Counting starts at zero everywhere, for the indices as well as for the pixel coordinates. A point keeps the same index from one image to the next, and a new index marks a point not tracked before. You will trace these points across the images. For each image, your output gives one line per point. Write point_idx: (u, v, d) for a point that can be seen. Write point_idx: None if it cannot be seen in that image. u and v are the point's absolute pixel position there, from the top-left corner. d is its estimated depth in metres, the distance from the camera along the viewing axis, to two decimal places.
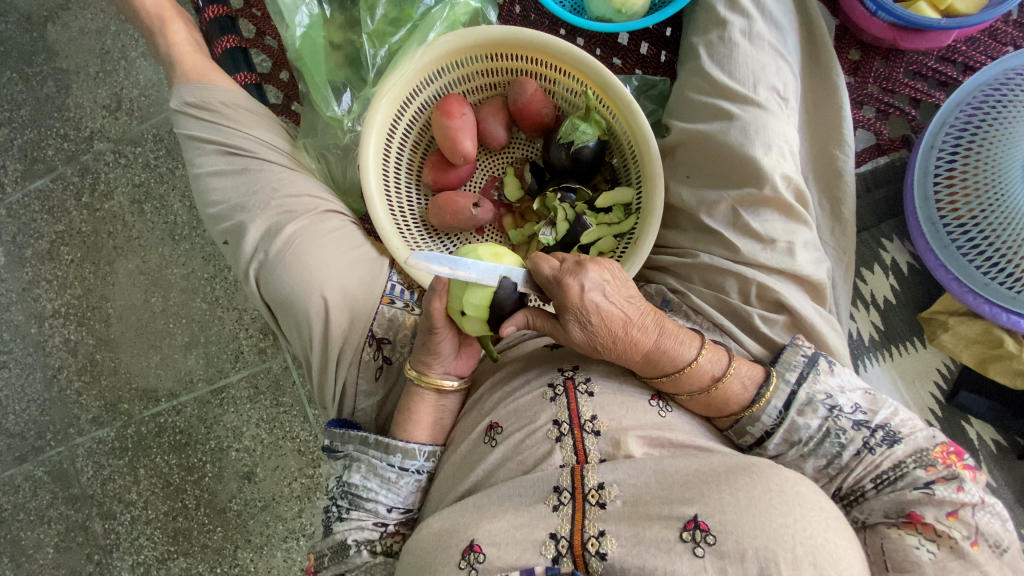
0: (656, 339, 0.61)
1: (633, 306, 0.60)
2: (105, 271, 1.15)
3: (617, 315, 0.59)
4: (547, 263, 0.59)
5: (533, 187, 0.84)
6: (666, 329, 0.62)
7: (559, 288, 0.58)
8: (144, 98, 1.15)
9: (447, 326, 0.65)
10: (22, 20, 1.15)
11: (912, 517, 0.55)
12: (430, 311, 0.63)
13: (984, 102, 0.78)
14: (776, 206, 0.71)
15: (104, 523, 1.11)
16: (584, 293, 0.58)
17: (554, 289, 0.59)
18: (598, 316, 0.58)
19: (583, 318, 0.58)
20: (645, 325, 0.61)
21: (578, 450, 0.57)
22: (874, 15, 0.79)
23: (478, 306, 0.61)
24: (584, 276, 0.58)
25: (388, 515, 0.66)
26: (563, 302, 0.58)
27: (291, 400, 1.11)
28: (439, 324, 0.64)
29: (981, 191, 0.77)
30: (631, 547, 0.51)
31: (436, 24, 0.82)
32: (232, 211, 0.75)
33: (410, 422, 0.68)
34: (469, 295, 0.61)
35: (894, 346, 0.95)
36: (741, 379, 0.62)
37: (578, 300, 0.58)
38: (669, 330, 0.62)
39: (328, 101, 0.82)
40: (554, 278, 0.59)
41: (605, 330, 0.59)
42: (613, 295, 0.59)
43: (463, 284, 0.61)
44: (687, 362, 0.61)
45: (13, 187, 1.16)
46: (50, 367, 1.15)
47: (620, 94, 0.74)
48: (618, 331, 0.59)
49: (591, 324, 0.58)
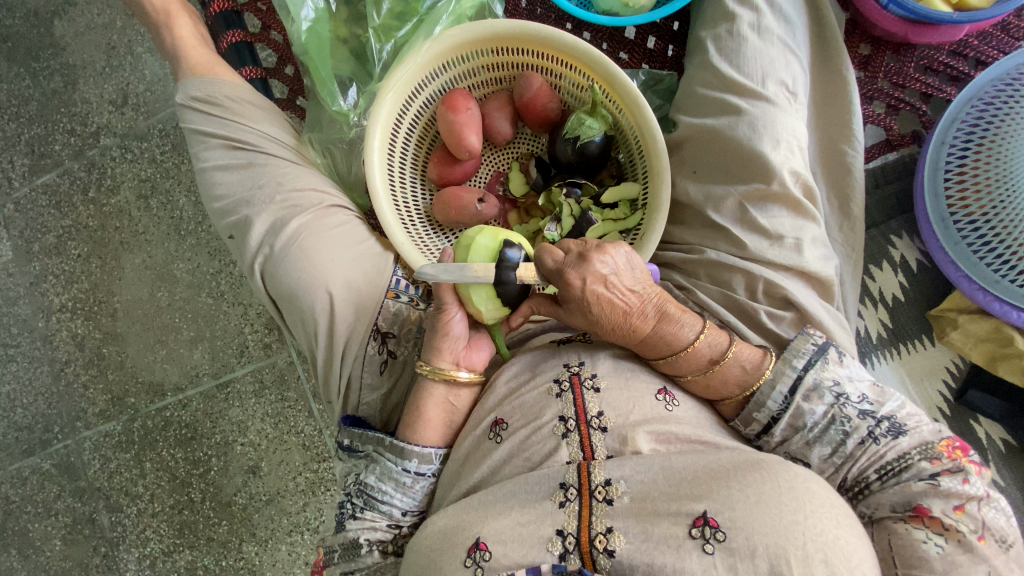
0: (654, 325, 0.62)
1: (635, 296, 0.62)
2: (112, 265, 1.16)
3: (617, 304, 0.61)
4: (550, 255, 0.61)
5: (538, 182, 0.84)
6: (667, 314, 0.63)
7: (561, 280, 0.61)
8: (149, 93, 1.15)
9: (456, 303, 0.66)
10: (29, 15, 1.16)
11: (918, 510, 0.54)
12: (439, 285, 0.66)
13: (996, 98, 0.77)
14: (785, 202, 0.71)
15: (111, 515, 1.11)
16: (583, 286, 0.60)
17: (555, 280, 0.61)
18: (598, 306, 0.61)
19: (582, 308, 0.61)
20: (645, 312, 0.62)
21: (584, 447, 0.57)
22: (885, 9, 0.78)
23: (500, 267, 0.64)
24: (585, 270, 0.60)
25: (402, 518, 0.66)
26: (565, 294, 0.61)
27: (296, 394, 1.12)
28: (447, 300, 0.66)
29: (992, 187, 0.76)
30: (639, 543, 0.50)
31: (442, 18, 0.82)
32: (238, 205, 0.75)
33: (420, 421, 0.67)
34: (471, 257, 0.64)
35: (903, 344, 0.95)
36: (741, 363, 0.63)
37: (579, 293, 0.60)
38: (671, 315, 0.63)
39: (334, 95, 0.82)
40: (556, 271, 0.61)
41: (602, 319, 0.61)
42: (615, 286, 0.61)
43: (466, 249, 0.65)
44: (686, 343, 0.63)
45: (21, 182, 1.17)
46: (58, 361, 1.15)
47: (627, 88, 0.74)
48: (616, 319, 0.61)
49: (591, 312, 0.61)
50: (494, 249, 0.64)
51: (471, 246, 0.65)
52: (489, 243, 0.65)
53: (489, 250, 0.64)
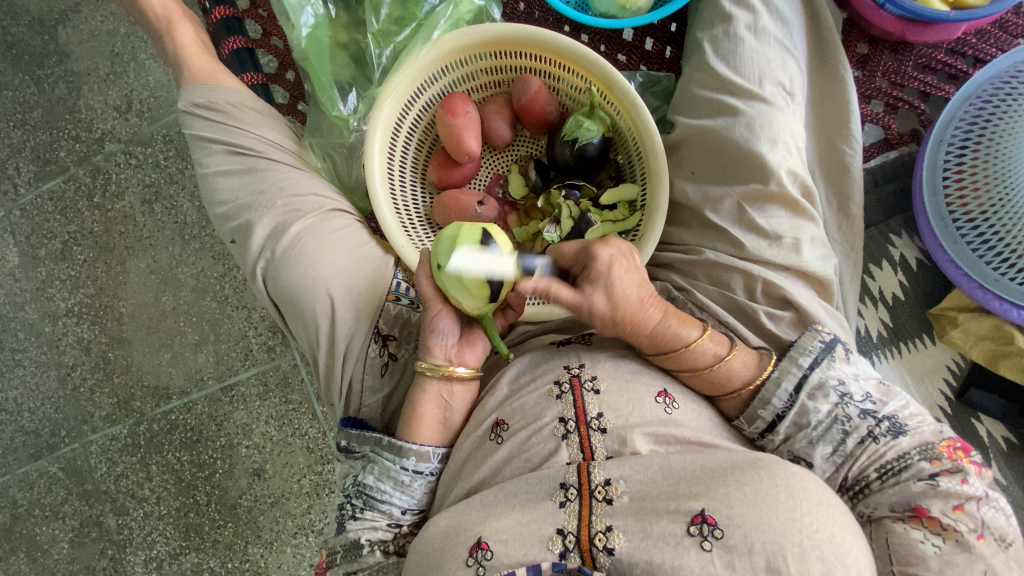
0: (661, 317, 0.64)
1: (647, 286, 0.65)
2: (117, 270, 1.17)
3: (635, 285, 0.64)
4: (572, 244, 0.67)
5: (538, 184, 0.85)
6: (672, 311, 0.65)
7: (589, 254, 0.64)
8: (153, 99, 1.16)
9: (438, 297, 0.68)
10: (34, 23, 1.17)
11: (917, 510, 0.54)
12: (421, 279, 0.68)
13: (995, 95, 0.77)
14: (783, 202, 0.71)
15: (118, 518, 1.12)
16: (610, 258, 0.64)
17: (583, 257, 0.65)
18: (619, 283, 0.63)
19: (606, 283, 0.63)
20: (655, 302, 0.65)
21: (584, 447, 0.57)
22: (882, 8, 0.78)
23: (470, 255, 0.63)
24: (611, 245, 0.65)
25: (401, 516, 0.67)
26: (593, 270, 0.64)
27: (299, 397, 1.12)
28: (429, 296, 0.68)
29: (991, 185, 0.76)
30: (638, 541, 0.51)
31: (441, 22, 0.82)
32: (240, 210, 0.76)
33: (415, 419, 0.67)
34: (439, 250, 0.65)
35: (903, 342, 0.95)
36: (742, 358, 0.64)
37: (606, 266, 0.63)
38: (674, 311, 0.66)
39: (333, 100, 0.82)
40: (581, 251, 0.66)
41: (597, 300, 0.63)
42: (631, 270, 0.65)
43: (437, 242, 0.66)
44: (686, 342, 0.64)
45: (26, 188, 1.18)
46: (64, 365, 1.16)
47: (624, 90, 0.74)
48: (631, 301, 0.64)
49: (614, 287, 0.63)
50: (457, 236, 0.63)
51: (440, 238, 0.65)
52: (452, 231, 0.64)
53: (453, 241, 0.63)
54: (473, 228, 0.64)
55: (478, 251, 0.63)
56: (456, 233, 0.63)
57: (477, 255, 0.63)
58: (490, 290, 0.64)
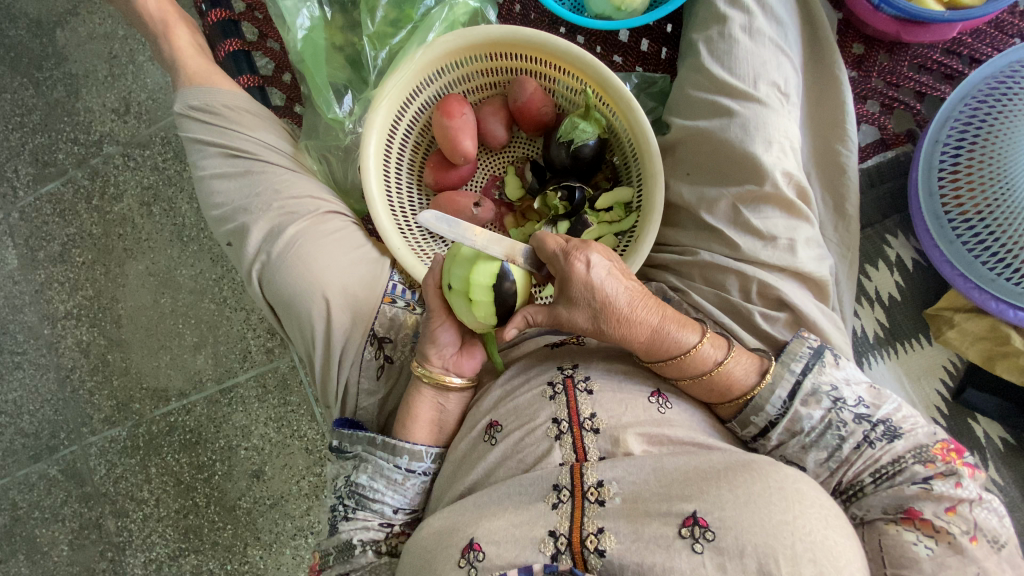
0: (659, 322, 0.61)
1: (634, 289, 0.61)
2: (116, 272, 1.17)
3: (619, 295, 0.59)
4: (552, 239, 0.60)
5: (533, 185, 0.84)
6: (669, 316, 0.62)
7: (566, 262, 0.59)
8: (152, 101, 1.16)
9: (442, 311, 0.66)
10: (33, 25, 1.17)
11: (910, 512, 0.54)
12: (426, 287, 0.65)
13: (990, 95, 0.77)
14: (777, 202, 0.71)
15: (117, 520, 1.12)
16: (589, 271, 0.58)
17: (561, 264, 0.59)
18: (601, 295, 0.59)
19: (587, 294, 0.59)
20: (647, 308, 0.61)
21: (577, 448, 0.57)
22: (877, 8, 0.78)
23: (484, 287, 0.60)
24: (588, 252, 0.59)
25: (393, 516, 0.67)
26: (570, 284, 0.59)
27: (298, 399, 1.12)
28: (434, 307, 0.66)
29: (986, 185, 0.76)
30: (629, 543, 0.51)
31: (436, 24, 0.82)
32: (236, 213, 0.76)
33: (409, 419, 0.68)
34: (453, 268, 0.61)
35: (900, 342, 0.95)
36: (743, 365, 0.62)
37: (584, 277, 0.58)
38: (672, 315, 0.62)
39: (329, 102, 0.83)
40: (557, 257, 0.60)
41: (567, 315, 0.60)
42: (616, 276, 0.60)
43: (452, 258, 0.62)
44: (686, 348, 0.61)
45: (26, 191, 1.18)
46: (63, 367, 1.17)
47: (619, 91, 0.74)
48: (620, 311, 0.59)
49: (596, 301, 0.59)
50: (474, 261, 0.59)
51: (456, 255, 0.61)
52: (471, 254, 0.60)
53: (470, 264, 0.60)
54: (492, 256, 0.59)
55: (492, 285, 0.59)
56: (473, 261, 0.59)
57: (490, 289, 0.59)
58: (495, 320, 0.62)
